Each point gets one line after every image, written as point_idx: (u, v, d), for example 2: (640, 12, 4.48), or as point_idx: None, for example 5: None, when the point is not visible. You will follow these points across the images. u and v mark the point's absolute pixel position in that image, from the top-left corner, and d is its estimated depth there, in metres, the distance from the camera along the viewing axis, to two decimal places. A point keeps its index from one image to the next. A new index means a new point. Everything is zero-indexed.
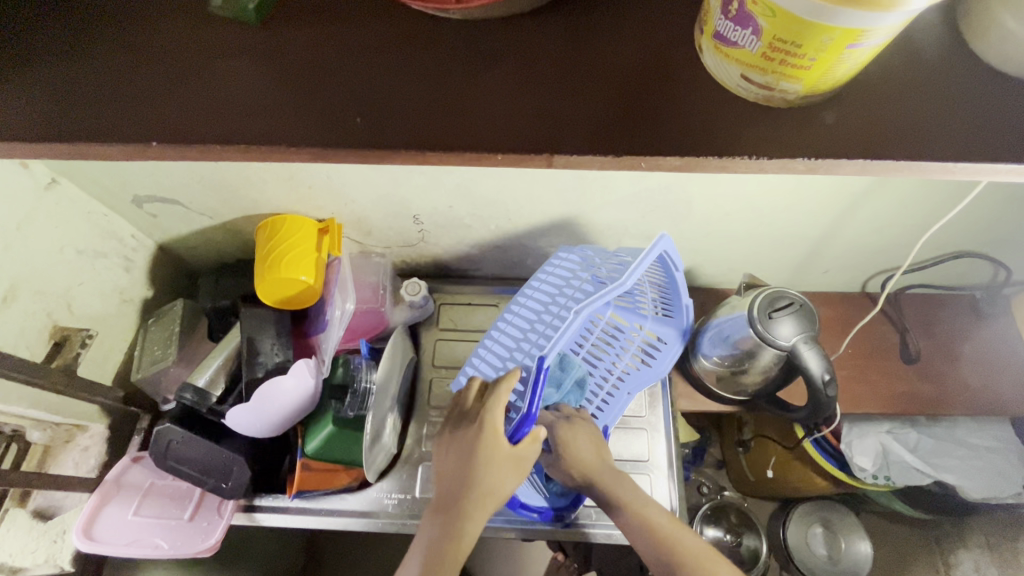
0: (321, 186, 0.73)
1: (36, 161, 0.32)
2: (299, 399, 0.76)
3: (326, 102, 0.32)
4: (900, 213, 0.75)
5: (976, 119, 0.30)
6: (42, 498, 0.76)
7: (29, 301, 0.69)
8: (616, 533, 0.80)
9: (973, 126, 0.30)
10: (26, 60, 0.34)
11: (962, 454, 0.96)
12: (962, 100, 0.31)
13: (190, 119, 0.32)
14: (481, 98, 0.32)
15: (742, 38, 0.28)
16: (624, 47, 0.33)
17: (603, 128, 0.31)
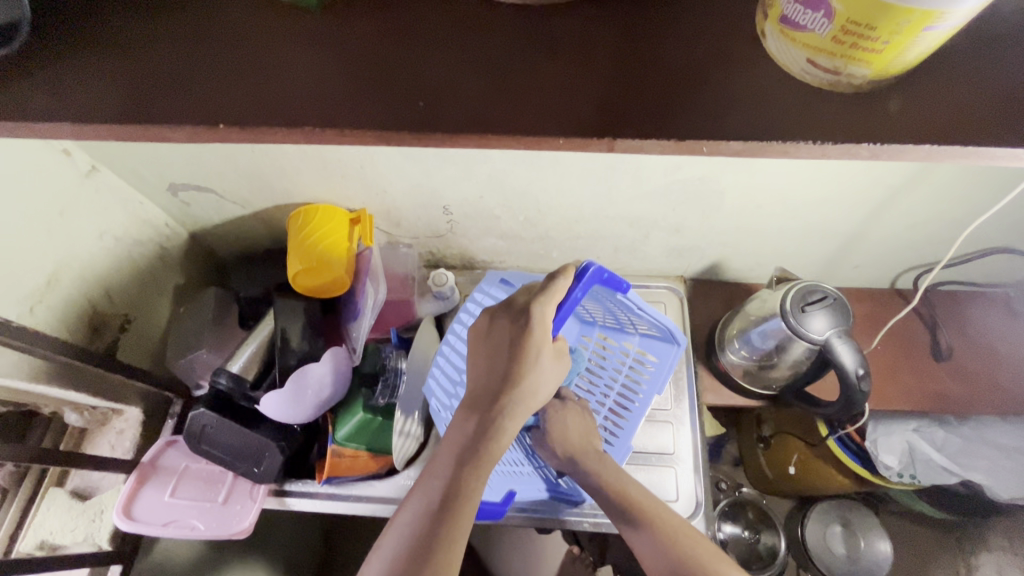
0: (355, 175, 0.74)
1: (102, 142, 0.33)
2: (332, 386, 0.78)
3: (386, 87, 0.32)
4: (936, 207, 0.74)
5: None
6: (80, 479, 0.78)
7: (70, 285, 0.70)
8: None
9: None
10: (94, 45, 0.35)
11: (991, 454, 0.94)
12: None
13: (252, 104, 0.32)
14: (540, 83, 0.32)
15: (813, 21, 0.28)
16: (684, 35, 0.33)
17: (666, 112, 0.31)
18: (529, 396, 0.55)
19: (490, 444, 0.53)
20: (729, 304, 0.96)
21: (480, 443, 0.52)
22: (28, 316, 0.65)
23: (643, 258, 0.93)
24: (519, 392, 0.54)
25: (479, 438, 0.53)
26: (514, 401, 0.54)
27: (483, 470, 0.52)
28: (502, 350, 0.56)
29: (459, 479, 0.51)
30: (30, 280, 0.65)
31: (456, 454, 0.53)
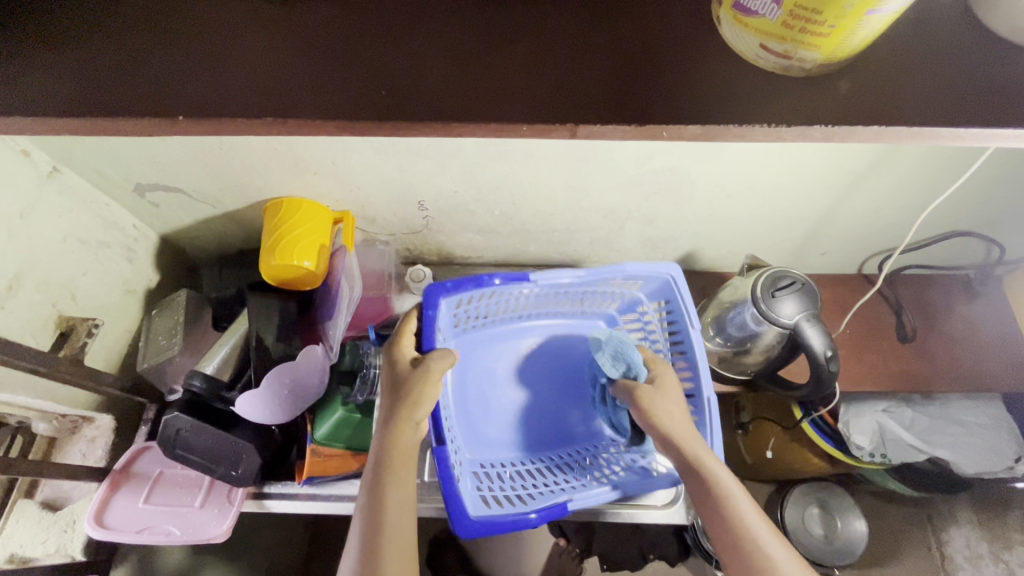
0: (326, 171, 0.73)
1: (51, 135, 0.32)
2: (307, 383, 0.76)
3: (346, 77, 0.32)
4: (897, 193, 0.77)
5: (985, 87, 0.31)
6: (50, 489, 0.76)
7: (33, 290, 0.68)
8: (623, 512, 0.82)
9: (984, 93, 0.31)
10: (38, 31, 0.34)
11: (955, 431, 0.98)
12: (972, 69, 0.32)
13: (210, 93, 0.32)
14: (503, 68, 0.32)
15: (764, 6, 0.28)
16: (645, 23, 0.34)
17: (630, 98, 0.32)
18: (418, 400, 0.64)
19: (391, 448, 0.61)
20: (704, 292, 0.98)
21: (384, 452, 0.61)
22: None
23: (618, 250, 0.94)
24: (407, 399, 0.64)
25: (382, 447, 0.62)
26: (407, 408, 0.64)
27: (397, 473, 0.60)
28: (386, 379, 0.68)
29: (377, 491, 0.59)
30: None
31: (370, 473, 0.61)
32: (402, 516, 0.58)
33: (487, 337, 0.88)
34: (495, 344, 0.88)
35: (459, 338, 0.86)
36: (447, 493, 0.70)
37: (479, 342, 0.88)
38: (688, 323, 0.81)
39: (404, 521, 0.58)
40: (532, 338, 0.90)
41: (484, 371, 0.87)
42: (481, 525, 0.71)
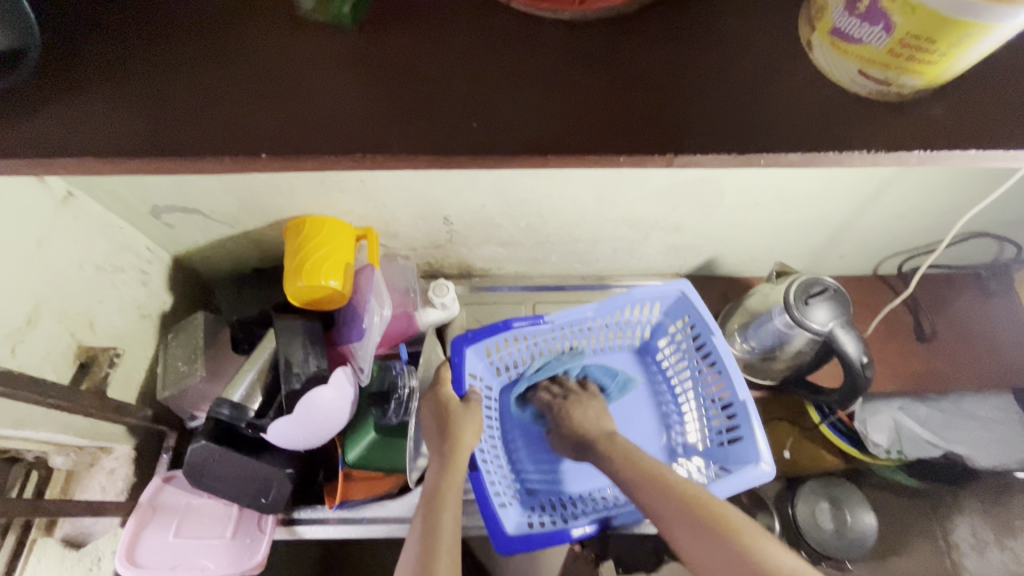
0: (353, 189, 0.72)
1: (133, 172, 0.35)
2: (337, 408, 0.74)
3: (439, 111, 0.34)
4: (919, 197, 0.78)
5: None
6: (70, 526, 0.72)
7: (52, 321, 0.66)
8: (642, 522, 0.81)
9: None
10: (112, 74, 0.37)
11: (971, 426, 0.94)
12: None
13: (293, 131, 0.34)
14: (593, 97, 0.34)
15: (870, 34, 0.30)
16: (719, 51, 0.34)
17: (721, 125, 0.32)
18: (462, 439, 0.71)
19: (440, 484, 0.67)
20: (725, 298, 0.98)
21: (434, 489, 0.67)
22: (10, 359, 0.60)
23: (640, 258, 0.94)
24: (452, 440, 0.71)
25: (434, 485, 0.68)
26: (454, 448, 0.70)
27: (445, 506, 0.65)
28: (433, 426, 0.75)
29: (428, 523, 0.64)
30: (11, 318, 0.60)
31: (423, 508, 0.66)
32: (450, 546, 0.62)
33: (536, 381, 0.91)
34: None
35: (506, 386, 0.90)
36: (485, 512, 0.72)
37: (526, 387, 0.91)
38: (710, 331, 0.81)
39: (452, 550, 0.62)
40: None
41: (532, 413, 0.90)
42: (518, 540, 0.72)
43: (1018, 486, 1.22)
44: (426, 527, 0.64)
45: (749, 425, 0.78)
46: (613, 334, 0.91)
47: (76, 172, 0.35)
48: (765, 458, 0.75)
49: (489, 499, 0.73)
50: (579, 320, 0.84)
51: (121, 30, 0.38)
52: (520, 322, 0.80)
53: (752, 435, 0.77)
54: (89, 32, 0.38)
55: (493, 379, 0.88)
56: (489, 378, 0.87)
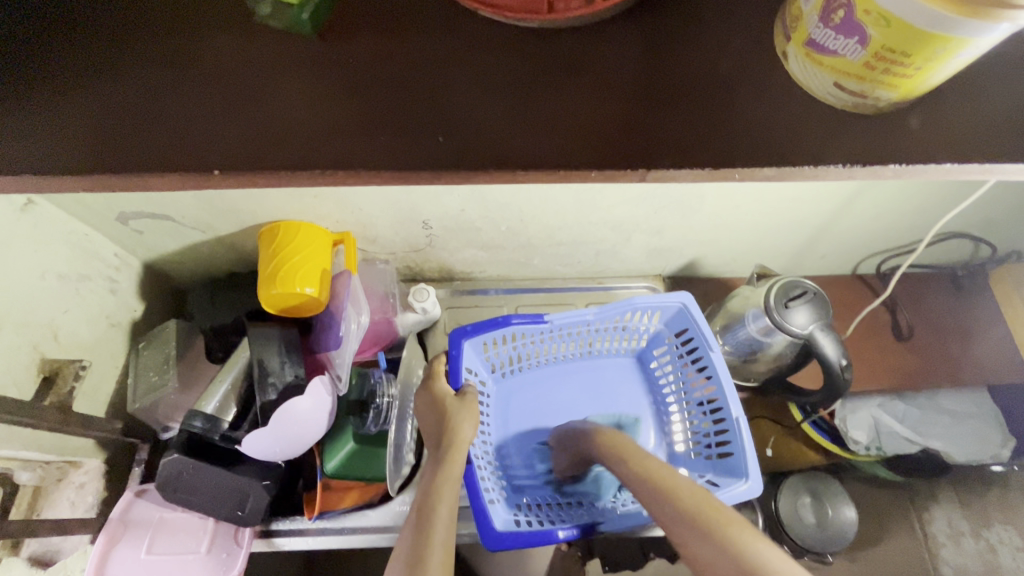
0: (329, 194, 0.70)
1: (78, 190, 0.33)
2: (315, 418, 0.72)
3: (406, 125, 0.33)
4: (896, 199, 0.79)
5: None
6: (37, 544, 0.69)
7: (12, 334, 0.63)
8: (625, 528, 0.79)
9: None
10: (53, 82, 0.35)
11: (947, 422, 0.97)
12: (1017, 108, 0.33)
13: (256, 144, 0.33)
14: (564, 109, 0.33)
15: (845, 46, 0.29)
16: (692, 65, 0.34)
17: (696, 139, 0.32)
18: (459, 438, 0.69)
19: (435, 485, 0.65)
20: (707, 299, 0.98)
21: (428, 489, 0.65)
22: None
23: (622, 260, 0.93)
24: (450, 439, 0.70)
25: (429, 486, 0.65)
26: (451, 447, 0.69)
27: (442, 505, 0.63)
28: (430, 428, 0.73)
29: (421, 523, 0.61)
30: None
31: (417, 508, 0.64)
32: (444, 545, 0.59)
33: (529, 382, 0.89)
34: (536, 389, 0.89)
35: (500, 382, 0.88)
36: (473, 507, 0.71)
37: (521, 387, 0.89)
38: (709, 346, 0.81)
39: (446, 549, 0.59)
40: (570, 381, 0.90)
41: (526, 414, 0.87)
42: (507, 537, 0.70)
43: (990, 478, 1.25)
44: (419, 525, 0.61)
45: (740, 439, 0.77)
46: (609, 340, 0.90)
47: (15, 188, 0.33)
48: (752, 476, 0.76)
49: (479, 494, 0.72)
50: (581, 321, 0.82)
51: (63, 29, 0.36)
52: (517, 320, 0.79)
53: (741, 450, 0.77)
54: (31, 32, 0.36)
55: (488, 375, 0.87)
56: (484, 374, 0.86)
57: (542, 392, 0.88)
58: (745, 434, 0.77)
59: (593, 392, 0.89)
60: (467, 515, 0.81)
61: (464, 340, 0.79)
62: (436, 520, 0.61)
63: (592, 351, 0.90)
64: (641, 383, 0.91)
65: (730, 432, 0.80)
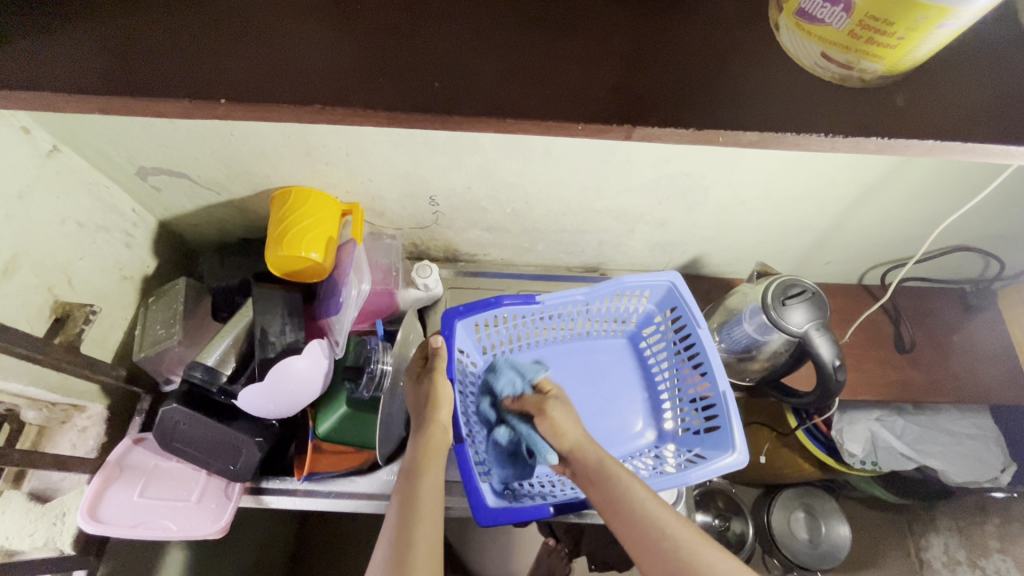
0: (339, 161, 0.72)
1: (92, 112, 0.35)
2: (310, 380, 0.74)
3: (401, 72, 0.34)
4: (904, 205, 0.79)
5: (1013, 108, 0.33)
6: (37, 480, 0.72)
7: (29, 273, 0.66)
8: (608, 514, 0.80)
9: (1013, 112, 0.33)
10: (81, 13, 0.37)
11: (946, 441, 0.96)
12: (1000, 91, 0.34)
13: (262, 81, 0.34)
14: (561, 67, 0.34)
15: (832, 14, 0.30)
16: (681, 33, 0.35)
17: (685, 100, 0.32)
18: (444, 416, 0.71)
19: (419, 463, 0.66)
20: (709, 298, 0.98)
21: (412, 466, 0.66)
22: None
23: (626, 252, 0.94)
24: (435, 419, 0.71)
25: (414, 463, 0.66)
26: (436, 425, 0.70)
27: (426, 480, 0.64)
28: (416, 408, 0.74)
29: (407, 499, 0.62)
30: None
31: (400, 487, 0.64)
32: (427, 522, 0.59)
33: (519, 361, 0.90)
34: None
35: (491, 363, 0.90)
36: (466, 485, 0.72)
37: None
38: (696, 322, 0.82)
39: (434, 526, 0.60)
40: (560, 361, 0.90)
41: None
42: (498, 512, 0.71)
43: None
44: (404, 506, 0.61)
45: (728, 414, 0.78)
46: (600, 321, 0.91)
47: (35, 109, 0.36)
48: (739, 450, 0.76)
49: (471, 471, 0.73)
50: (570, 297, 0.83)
51: None
52: (508, 302, 0.81)
53: (730, 427, 0.77)
54: None
55: (479, 355, 0.88)
56: (475, 356, 0.88)
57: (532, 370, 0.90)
58: (733, 409, 0.78)
59: (584, 372, 0.90)
60: (452, 490, 0.82)
61: (457, 320, 0.81)
62: (420, 496, 0.62)
63: (583, 331, 0.91)
64: (632, 365, 0.92)
65: (718, 408, 0.80)
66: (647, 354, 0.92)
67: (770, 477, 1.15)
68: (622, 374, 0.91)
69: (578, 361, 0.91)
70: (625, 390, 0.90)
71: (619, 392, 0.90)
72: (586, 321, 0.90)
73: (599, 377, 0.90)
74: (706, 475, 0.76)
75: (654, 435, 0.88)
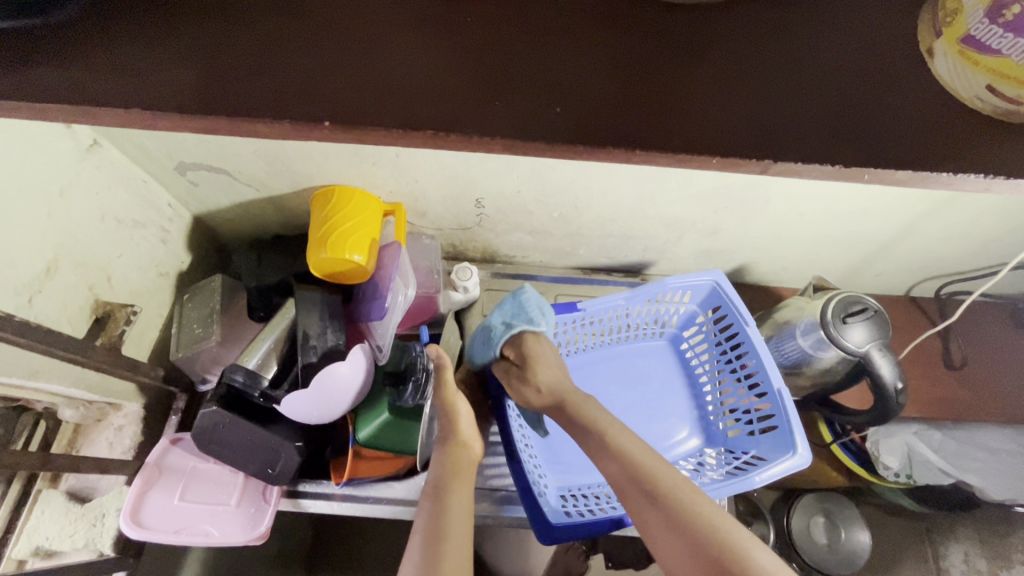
0: (387, 162, 0.69)
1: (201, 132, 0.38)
2: (353, 385, 0.73)
3: (525, 105, 0.39)
4: (971, 221, 0.76)
5: None
6: (76, 480, 0.71)
7: (70, 273, 0.64)
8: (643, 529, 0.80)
9: None
10: (188, 39, 0.40)
11: (983, 457, 0.93)
12: None
13: (390, 107, 0.38)
14: (699, 103, 0.39)
15: (1013, 46, 0.34)
16: (769, 77, 0.39)
17: (819, 138, 0.38)
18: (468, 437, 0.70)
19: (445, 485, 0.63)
20: (751, 306, 0.96)
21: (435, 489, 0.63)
22: (27, 309, 0.59)
23: (671, 259, 0.91)
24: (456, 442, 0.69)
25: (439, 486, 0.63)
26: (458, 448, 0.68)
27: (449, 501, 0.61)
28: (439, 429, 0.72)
29: (432, 522, 0.59)
30: (31, 266, 0.58)
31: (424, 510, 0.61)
32: (454, 544, 0.56)
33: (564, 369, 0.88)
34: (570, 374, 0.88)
35: None
36: (525, 502, 0.73)
37: None
38: (744, 321, 0.80)
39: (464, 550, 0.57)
40: (603, 366, 0.88)
41: None
42: (559, 529, 0.72)
43: None
44: (430, 526, 0.58)
45: (784, 412, 0.75)
46: (642, 324, 0.89)
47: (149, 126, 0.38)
48: (800, 449, 0.72)
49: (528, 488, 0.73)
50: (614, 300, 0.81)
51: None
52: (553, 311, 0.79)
53: (787, 425, 0.74)
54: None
55: None
56: None
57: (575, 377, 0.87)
58: (792, 409, 0.74)
59: (626, 377, 0.88)
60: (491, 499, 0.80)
61: None
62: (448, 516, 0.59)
63: (625, 334, 0.89)
64: (675, 369, 0.90)
65: (773, 408, 0.77)
66: (690, 359, 0.90)
67: (797, 486, 1.14)
68: (665, 377, 0.89)
69: (620, 363, 0.89)
70: (668, 396, 0.88)
71: (663, 396, 0.88)
72: (628, 323, 0.88)
73: (642, 382, 0.88)
74: (767, 478, 0.72)
75: (700, 441, 0.86)
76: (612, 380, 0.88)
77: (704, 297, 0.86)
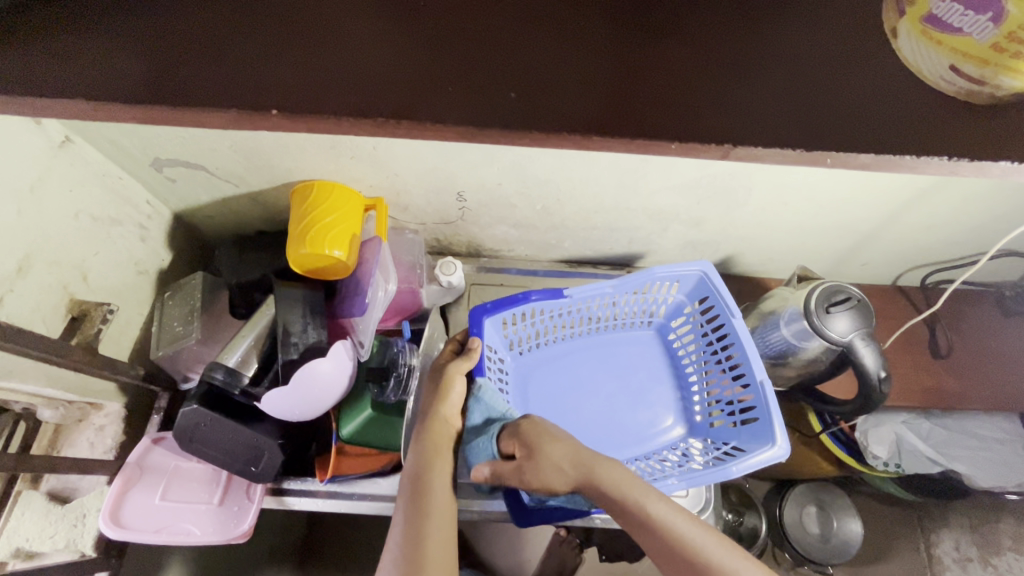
0: (365, 156, 0.68)
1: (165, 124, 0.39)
2: (335, 382, 0.72)
3: (484, 93, 0.40)
4: (956, 209, 0.75)
5: None
6: (56, 480, 0.70)
7: (44, 272, 0.63)
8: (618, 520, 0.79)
9: None
10: (157, 35, 0.41)
11: (972, 445, 0.94)
12: None
13: (353, 99, 0.40)
14: (640, 90, 0.40)
15: (976, 24, 0.35)
16: (710, 66, 0.41)
17: (735, 124, 0.39)
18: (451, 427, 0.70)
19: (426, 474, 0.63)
20: (739, 297, 0.95)
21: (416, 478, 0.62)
22: None
23: (657, 250, 0.91)
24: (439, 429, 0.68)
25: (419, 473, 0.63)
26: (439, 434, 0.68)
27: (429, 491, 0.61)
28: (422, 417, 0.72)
29: (415, 511, 0.59)
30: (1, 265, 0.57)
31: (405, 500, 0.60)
32: (437, 534, 0.56)
33: (548, 357, 0.87)
34: (554, 363, 0.87)
35: (518, 360, 0.86)
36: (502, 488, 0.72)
37: (540, 362, 0.87)
38: (731, 312, 0.79)
39: (448, 540, 0.57)
40: (588, 355, 0.88)
41: (545, 389, 0.86)
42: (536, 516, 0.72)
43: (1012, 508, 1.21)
44: (412, 508, 0.59)
45: (766, 403, 0.74)
46: (628, 313, 0.88)
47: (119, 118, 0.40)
48: (779, 442, 0.72)
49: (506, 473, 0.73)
50: (600, 289, 0.80)
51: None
52: (537, 297, 0.78)
53: (768, 418, 0.74)
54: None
55: (506, 352, 0.85)
56: (502, 352, 0.84)
57: (560, 366, 0.87)
58: (772, 400, 0.74)
59: (610, 366, 0.88)
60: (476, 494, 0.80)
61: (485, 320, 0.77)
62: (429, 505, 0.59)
63: (611, 323, 0.89)
64: (660, 358, 0.89)
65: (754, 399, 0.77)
66: (676, 347, 0.89)
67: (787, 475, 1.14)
68: (650, 367, 0.89)
69: (605, 353, 0.88)
70: (653, 384, 0.87)
71: (647, 385, 0.87)
72: (614, 312, 0.87)
73: (626, 372, 0.88)
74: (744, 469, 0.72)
75: (683, 430, 0.86)
76: (597, 369, 0.87)
77: (692, 287, 0.85)
